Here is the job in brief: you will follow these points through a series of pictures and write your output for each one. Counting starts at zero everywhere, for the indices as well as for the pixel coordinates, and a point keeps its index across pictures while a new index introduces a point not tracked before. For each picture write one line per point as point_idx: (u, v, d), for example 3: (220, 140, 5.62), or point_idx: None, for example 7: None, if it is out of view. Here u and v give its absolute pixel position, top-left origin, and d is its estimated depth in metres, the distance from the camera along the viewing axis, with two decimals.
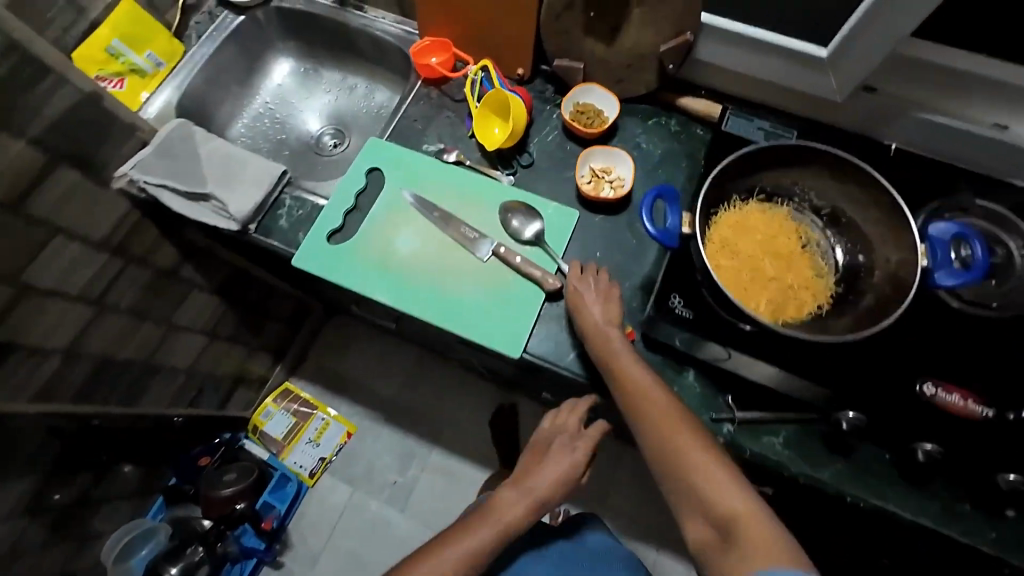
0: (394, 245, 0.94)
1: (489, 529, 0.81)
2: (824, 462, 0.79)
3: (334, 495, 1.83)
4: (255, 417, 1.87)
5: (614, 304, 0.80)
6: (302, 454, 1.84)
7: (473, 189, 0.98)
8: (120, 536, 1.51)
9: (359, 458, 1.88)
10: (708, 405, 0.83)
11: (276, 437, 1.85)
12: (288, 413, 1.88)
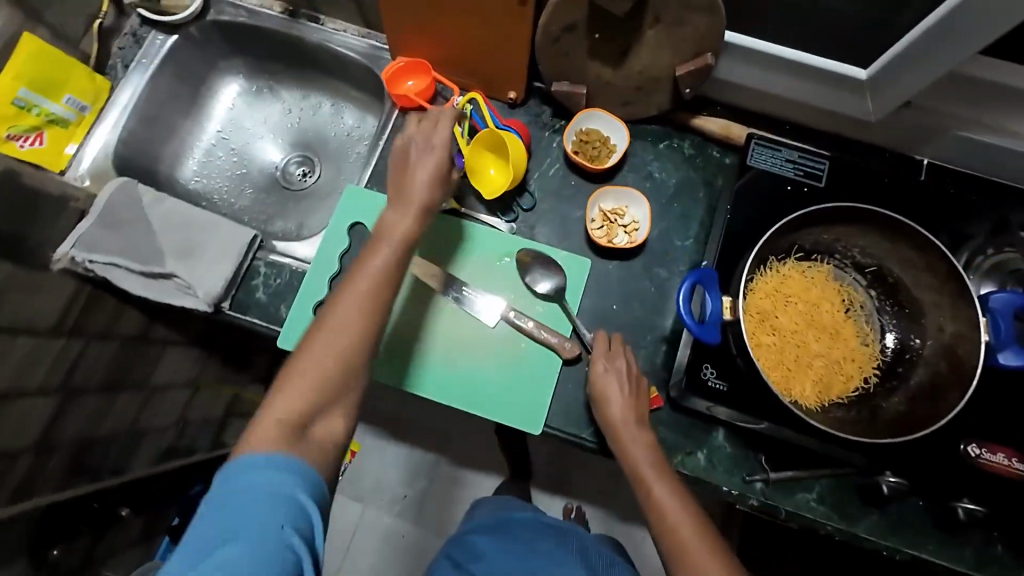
0: (390, 315, 0.84)
1: (364, 284, 0.65)
2: (859, 516, 0.77)
3: (345, 515, 1.76)
4: None
5: (643, 396, 0.75)
6: None
7: (472, 241, 0.87)
8: None
9: (365, 475, 1.79)
10: (739, 465, 0.80)
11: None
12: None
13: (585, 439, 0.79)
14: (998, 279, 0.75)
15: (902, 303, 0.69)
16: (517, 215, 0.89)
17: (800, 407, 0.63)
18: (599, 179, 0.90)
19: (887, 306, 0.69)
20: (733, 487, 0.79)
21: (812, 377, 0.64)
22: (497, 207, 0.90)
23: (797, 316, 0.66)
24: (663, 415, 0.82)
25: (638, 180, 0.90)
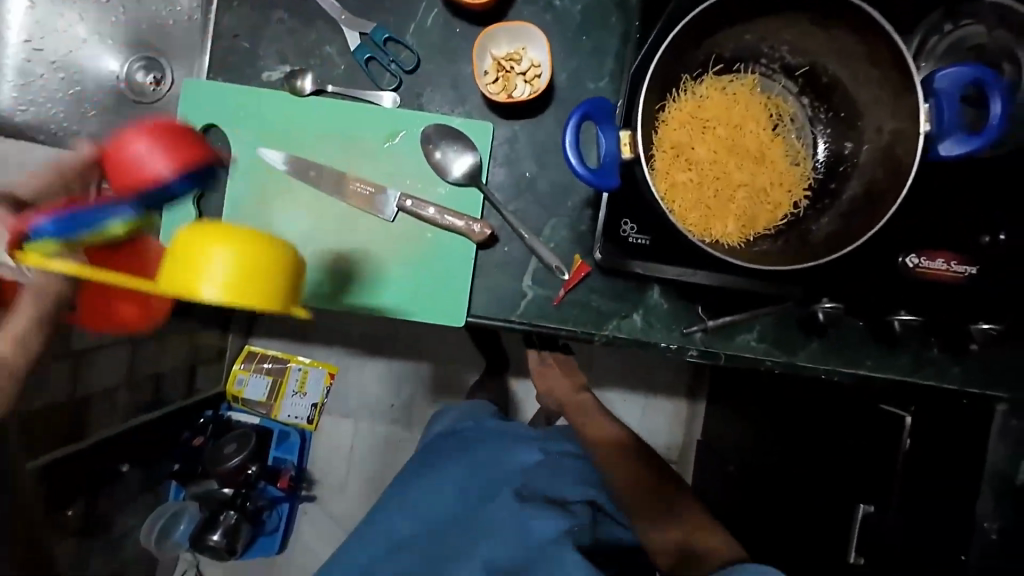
0: (274, 230, 0.73)
1: None
2: (798, 346, 0.76)
3: (340, 430, 1.84)
4: (229, 387, 1.77)
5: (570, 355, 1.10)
6: (295, 406, 1.79)
7: (351, 125, 0.74)
8: (154, 521, 1.59)
9: (350, 392, 1.83)
10: (677, 319, 0.76)
11: (261, 400, 1.78)
12: (262, 374, 1.78)
13: (514, 322, 0.76)
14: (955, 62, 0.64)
15: (837, 108, 0.58)
16: (398, 81, 0.74)
17: (721, 247, 0.56)
18: (490, 21, 0.74)
19: (823, 113, 0.59)
20: (672, 342, 0.76)
21: (733, 213, 0.56)
22: (372, 77, 0.74)
23: (714, 143, 0.56)
24: (594, 281, 0.76)
25: (535, 14, 0.73)
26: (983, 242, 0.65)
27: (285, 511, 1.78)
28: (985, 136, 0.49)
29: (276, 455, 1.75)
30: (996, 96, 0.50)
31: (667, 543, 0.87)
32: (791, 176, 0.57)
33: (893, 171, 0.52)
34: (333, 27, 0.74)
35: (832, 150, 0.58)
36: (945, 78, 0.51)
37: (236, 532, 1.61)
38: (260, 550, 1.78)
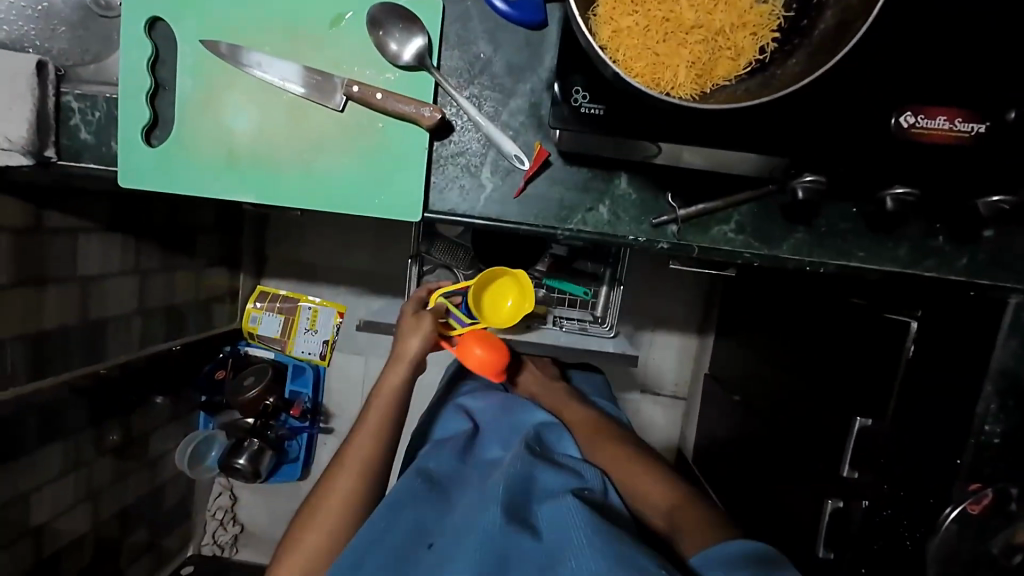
0: (226, 127, 0.72)
1: None
2: (782, 237, 0.70)
3: (350, 366, 1.89)
4: (245, 325, 1.85)
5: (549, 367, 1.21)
6: (307, 342, 1.83)
7: (294, 10, 0.70)
8: (184, 447, 1.71)
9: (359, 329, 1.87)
10: (647, 210, 0.71)
11: (275, 336, 1.84)
12: (275, 312, 1.83)
13: (473, 217, 0.72)
14: None
15: None
16: None
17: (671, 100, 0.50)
18: None
19: None
20: (641, 236, 0.71)
21: (686, 60, 0.50)
22: None
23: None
24: (556, 171, 0.71)
25: None
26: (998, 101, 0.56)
27: (305, 440, 1.85)
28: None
29: (292, 388, 1.80)
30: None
31: (653, 508, 0.84)
32: (757, 13, 0.50)
33: None
34: None
35: None
36: None
37: (259, 458, 1.70)
38: (283, 477, 1.86)
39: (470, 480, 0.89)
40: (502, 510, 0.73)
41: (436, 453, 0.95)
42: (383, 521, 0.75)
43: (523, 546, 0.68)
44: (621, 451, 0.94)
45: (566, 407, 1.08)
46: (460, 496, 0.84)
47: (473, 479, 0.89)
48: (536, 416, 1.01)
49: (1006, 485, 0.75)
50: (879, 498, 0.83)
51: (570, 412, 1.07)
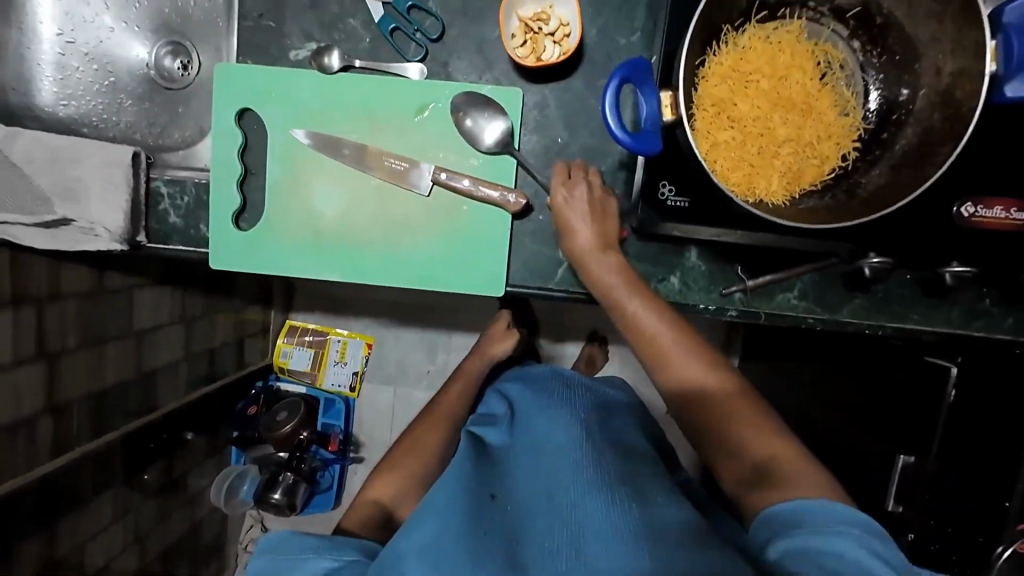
0: (313, 210, 0.75)
1: None
2: (842, 302, 0.75)
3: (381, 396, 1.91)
4: (275, 359, 1.87)
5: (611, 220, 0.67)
6: (336, 374, 1.86)
7: (379, 100, 0.73)
8: (219, 484, 1.70)
9: (389, 360, 1.89)
10: (715, 280, 0.76)
11: (306, 369, 1.86)
12: (304, 347, 1.85)
13: (551, 289, 0.77)
14: None
15: (892, 50, 0.54)
16: (423, 51, 0.73)
17: (765, 207, 0.55)
18: None
19: (875, 58, 0.55)
20: (711, 303, 0.76)
21: (778, 171, 0.55)
22: (398, 49, 0.73)
23: (758, 97, 0.54)
24: (630, 246, 0.75)
25: None
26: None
27: (338, 470, 1.87)
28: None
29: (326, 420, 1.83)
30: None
31: (733, 462, 0.58)
32: (841, 127, 0.55)
33: (952, 116, 0.49)
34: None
35: (882, 96, 0.55)
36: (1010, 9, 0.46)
37: (295, 492, 1.68)
38: (316, 509, 1.87)
39: (529, 426, 0.71)
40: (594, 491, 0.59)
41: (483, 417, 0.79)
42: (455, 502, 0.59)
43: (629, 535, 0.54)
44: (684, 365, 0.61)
45: (582, 228, 0.66)
46: (526, 446, 0.67)
47: (531, 420, 0.71)
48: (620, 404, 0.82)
49: None
50: (924, 532, 0.87)
51: (591, 246, 0.66)
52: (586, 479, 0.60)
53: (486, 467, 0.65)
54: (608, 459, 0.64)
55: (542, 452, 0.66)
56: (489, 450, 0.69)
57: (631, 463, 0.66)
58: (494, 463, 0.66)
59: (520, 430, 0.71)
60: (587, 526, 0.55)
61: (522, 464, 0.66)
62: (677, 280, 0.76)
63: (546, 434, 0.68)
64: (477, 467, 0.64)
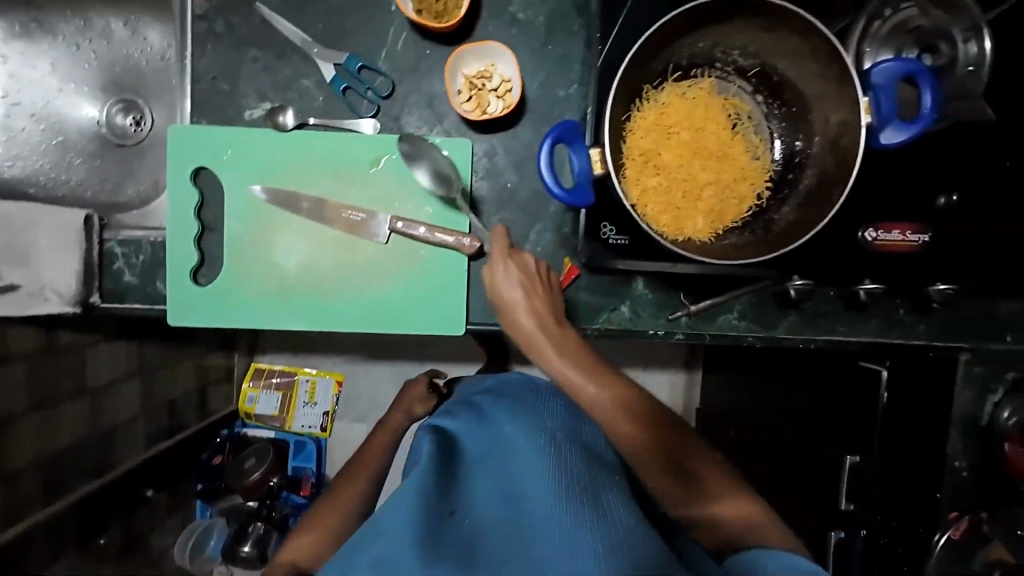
0: (272, 261, 0.77)
1: None
2: (776, 320, 0.82)
3: (352, 432, 1.87)
4: (241, 405, 1.80)
5: (541, 287, 0.68)
6: (306, 416, 1.80)
7: (334, 155, 0.77)
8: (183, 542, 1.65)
9: (360, 396, 1.86)
10: (662, 307, 0.81)
11: (274, 413, 1.79)
12: (272, 390, 1.79)
13: None
14: (896, 43, 0.67)
15: (789, 103, 0.61)
16: (375, 108, 0.77)
17: (693, 245, 0.61)
18: (457, 39, 0.77)
19: (776, 110, 0.62)
20: (659, 328, 0.81)
21: (702, 211, 0.61)
22: (351, 106, 0.77)
23: (678, 147, 0.61)
24: (583, 280, 0.80)
25: (501, 28, 0.77)
26: (938, 201, 0.70)
27: None
28: (919, 123, 0.53)
29: (297, 464, 1.77)
30: (925, 91, 0.53)
31: (682, 510, 0.65)
32: (754, 169, 0.62)
33: (842, 161, 0.57)
34: (306, 60, 0.76)
35: (787, 142, 0.62)
36: (876, 72, 0.54)
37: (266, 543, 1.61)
38: None
39: (491, 442, 0.74)
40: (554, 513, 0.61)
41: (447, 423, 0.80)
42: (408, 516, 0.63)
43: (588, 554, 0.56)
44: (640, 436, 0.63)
45: (531, 308, 0.66)
46: (488, 468, 0.71)
47: (493, 436, 0.74)
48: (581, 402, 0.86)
49: (976, 511, 0.87)
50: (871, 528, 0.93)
51: (546, 331, 0.66)
52: (544, 501, 0.63)
53: (449, 491, 0.68)
54: (567, 473, 0.66)
55: (505, 467, 0.69)
56: (453, 468, 0.72)
57: (590, 470, 0.69)
58: (456, 486, 0.69)
59: (484, 447, 0.74)
60: (548, 552, 0.58)
61: (488, 482, 0.69)
62: (627, 308, 0.81)
63: (507, 452, 0.71)
64: (439, 488, 0.67)
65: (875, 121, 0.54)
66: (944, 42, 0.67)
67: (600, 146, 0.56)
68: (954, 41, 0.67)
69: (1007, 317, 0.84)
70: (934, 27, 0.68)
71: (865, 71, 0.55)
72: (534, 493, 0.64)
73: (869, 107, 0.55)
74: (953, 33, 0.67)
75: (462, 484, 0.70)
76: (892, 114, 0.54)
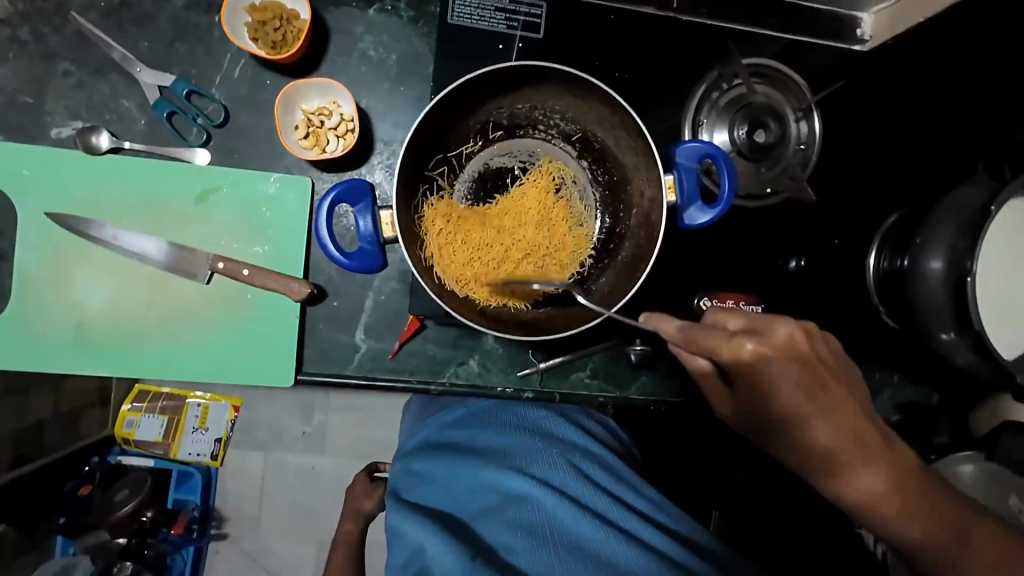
0: (73, 297, 0.70)
1: None
2: (631, 379, 0.79)
3: (247, 467, 1.42)
4: (115, 430, 1.32)
5: (788, 351, 0.52)
6: (194, 445, 1.38)
7: (155, 186, 0.70)
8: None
9: (259, 425, 1.43)
10: (511, 362, 0.77)
11: (156, 440, 1.34)
12: (157, 412, 1.35)
13: (347, 376, 0.73)
14: (729, 118, 0.68)
15: (611, 170, 0.60)
16: (206, 136, 0.71)
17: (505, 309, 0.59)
18: (301, 71, 0.72)
19: (600, 175, 0.62)
20: (508, 385, 0.77)
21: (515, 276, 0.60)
22: (178, 133, 0.71)
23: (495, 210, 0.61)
24: (430, 331, 0.76)
25: (351, 63, 0.73)
26: (786, 265, 0.72)
27: (193, 552, 1.35)
28: (721, 205, 0.53)
29: (177, 496, 1.33)
30: (724, 175, 0.54)
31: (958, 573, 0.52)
32: (574, 235, 0.61)
33: (649, 235, 0.56)
34: (128, 80, 0.70)
35: (610, 208, 0.61)
36: (680, 150, 0.54)
37: None
38: None
39: (482, 487, 0.72)
40: (556, 501, 0.68)
41: (419, 472, 0.79)
42: (431, 528, 0.66)
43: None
44: (856, 448, 0.53)
45: (746, 351, 0.52)
46: (489, 524, 0.68)
47: (484, 483, 0.73)
48: (565, 434, 0.81)
49: None
50: None
51: (771, 377, 0.52)
52: (559, 543, 0.64)
53: (469, 551, 0.64)
54: (563, 484, 0.71)
55: (511, 508, 0.69)
56: (459, 534, 0.67)
57: (575, 461, 0.76)
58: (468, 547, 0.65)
59: (477, 498, 0.72)
60: (552, 535, 0.65)
61: (493, 517, 0.68)
62: (476, 363, 0.77)
63: (501, 492, 0.71)
64: (460, 558, 0.62)
65: (678, 201, 0.54)
66: (778, 117, 0.68)
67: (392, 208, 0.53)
68: (785, 119, 0.68)
69: None
70: (770, 102, 0.68)
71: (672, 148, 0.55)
72: (538, 504, 0.68)
73: (672, 186, 0.54)
74: (788, 110, 0.68)
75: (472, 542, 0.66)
76: (693, 194, 0.54)
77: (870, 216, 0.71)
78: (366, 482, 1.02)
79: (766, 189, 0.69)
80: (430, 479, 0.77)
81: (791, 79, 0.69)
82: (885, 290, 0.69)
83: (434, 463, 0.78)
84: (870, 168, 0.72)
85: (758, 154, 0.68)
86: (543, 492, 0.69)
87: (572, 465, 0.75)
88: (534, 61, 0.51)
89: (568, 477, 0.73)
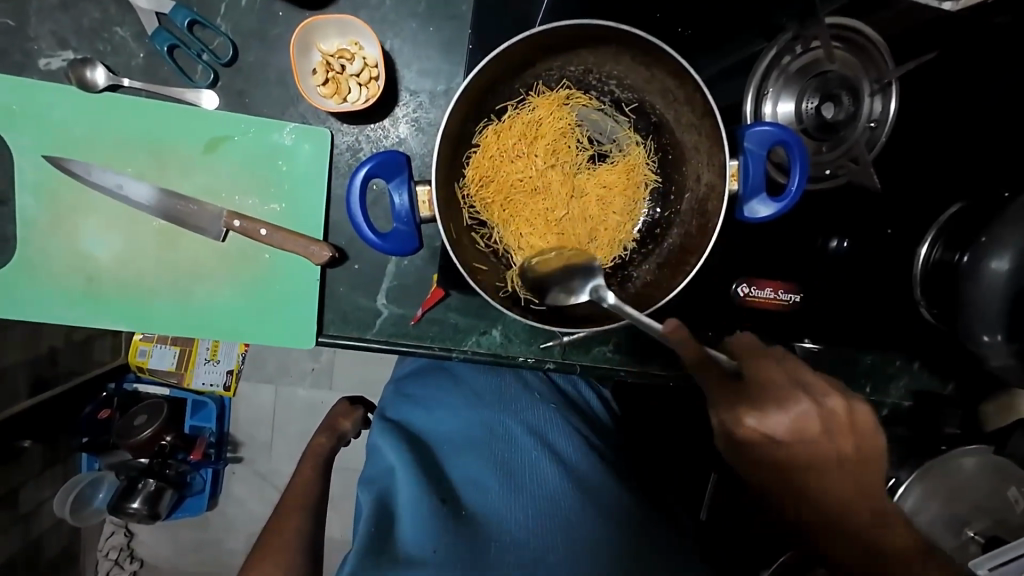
0: (80, 247, 0.66)
1: None
2: (654, 355, 0.72)
3: (256, 402, 1.34)
4: (130, 358, 1.27)
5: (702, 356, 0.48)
6: (206, 375, 1.29)
7: (163, 132, 0.65)
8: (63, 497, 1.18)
9: (267, 359, 1.33)
10: (535, 333, 0.70)
11: (170, 370, 1.27)
12: (168, 340, 1.27)
13: (368, 341, 0.69)
14: (798, 86, 0.62)
15: (667, 147, 0.58)
16: (213, 76, 0.64)
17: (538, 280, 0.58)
18: (317, 3, 0.63)
19: (655, 153, 0.59)
20: (531, 356, 0.70)
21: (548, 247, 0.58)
22: (180, 70, 0.63)
23: (545, 166, 0.58)
24: (454, 301, 0.69)
25: None
26: (827, 244, 0.69)
27: (212, 473, 1.32)
28: (785, 199, 0.52)
29: (194, 424, 1.27)
30: (795, 165, 0.52)
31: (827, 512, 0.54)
32: (625, 201, 0.59)
33: (704, 224, 0.54)
34: (121, 4, 0.62)
35: (660, 190, 0.59)
36: (751, 134, 0.52)
37: (158, 506, 1.19)
38: (185, 515, 1.33)
39: (466, 421, 0.75)
40: (532, 451, 0.72)
41: (409, 396, 0.81)
42: (411, 460, 0.70)
43: (559, 521, 0.65)
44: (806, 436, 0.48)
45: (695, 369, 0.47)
46: (471, 452, 0.72)
47: (470, 420, 0.75)
48: (568, 408, 0.80)
49: None
50: None
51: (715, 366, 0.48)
52: (524, 482, 0.69)
53: (442, 484, 0.68)
54: (556, 450, 0.73)
55: (495, 459, 0.71)
56: (436, 464, 0.71)
57: (577, 428, 0.77)
58: (439, 474, 0.70)
59: (462, 437, 0.74)
60: (520, 478, 0.69)
61: (474, 459, 0.71)
62: (499, 332, 0.70)
63: (484, 429, 0.74)
64: (434, 494, 0.66)
65: (742, 192, 0.53)
66: (851, 93, 0.61)
67: (429, 184, 0.53)
68: (860, 94, 0.61)
69: (869, 369, 0.74)
70: (846, 73, 0.61)
71: (740, 130, 0.53)
72: (516, 451, 0.72)
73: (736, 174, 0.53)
74: (865, 83, 0.61)
75: (445, 467, 0.71)
76: (756, 185, 0.53)
77: (929, 206, 0.66)
78: (345, 405, 0.92)
79: (826, 172, 0.63)
80: (418, 403, 0.80)
81: (874, 46, 0.61)
82: (931, 282, 0.65)
83: (432, 401, 0.79)
84: (930, 149, 0.67)
85: (824, 132, 0.62)
86: (531, 452, 0.72)
87: (560, 418, 0.77)
88: (600, 21, 0.47)
89: (547, 427, 0.75)
